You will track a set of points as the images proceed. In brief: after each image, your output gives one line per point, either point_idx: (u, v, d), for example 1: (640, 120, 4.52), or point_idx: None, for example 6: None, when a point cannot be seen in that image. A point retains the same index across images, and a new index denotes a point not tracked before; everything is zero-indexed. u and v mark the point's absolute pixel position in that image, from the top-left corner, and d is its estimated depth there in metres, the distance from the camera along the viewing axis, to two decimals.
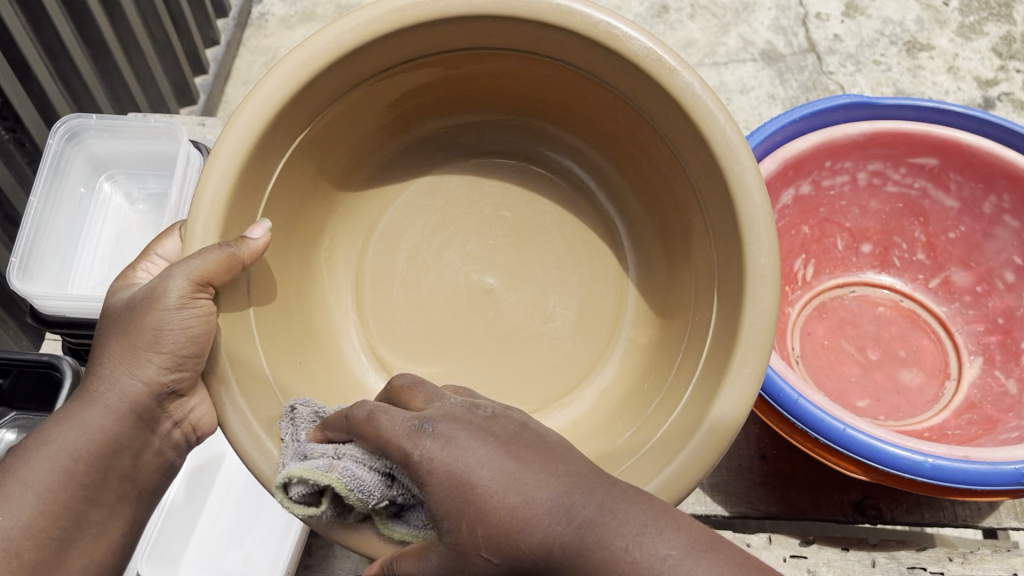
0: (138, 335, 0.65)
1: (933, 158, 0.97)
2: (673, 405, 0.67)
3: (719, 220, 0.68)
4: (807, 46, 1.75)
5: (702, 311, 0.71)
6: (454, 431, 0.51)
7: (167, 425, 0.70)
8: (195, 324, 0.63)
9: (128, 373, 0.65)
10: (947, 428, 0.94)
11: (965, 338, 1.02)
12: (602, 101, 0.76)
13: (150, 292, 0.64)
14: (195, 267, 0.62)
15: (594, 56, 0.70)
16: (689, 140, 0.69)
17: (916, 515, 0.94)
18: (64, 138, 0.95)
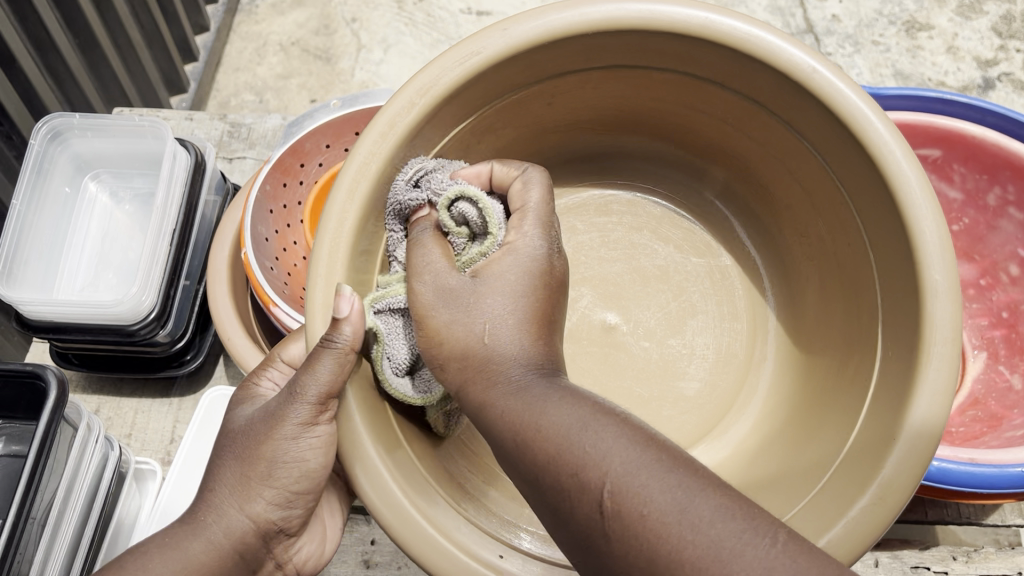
0: (263, 467, 0.56)
1: (936, 150, 0.94)
2: (846, 430, 0.59)
3: (894, 242, 0.58)
4: (804, 27, 1.73)
5: (863, 361, 0.61)
6: (526, 379, 0.51)
7: (269, 564, 0.61)
8: (312, 454, 0.57)
9: (243, 508, 0.57)
10: (951, 425, 0.92)
11: (968, 334, 1.00)
12: (761, 122, 0.67)
13: (267, 417, 0.57)
14: (318, 383, 0.55)
15: (735, 66, 0.63)
16: (852, 165, 0.61)
17: (920, 514, 0.92)
18: (47, 138, 0.93)
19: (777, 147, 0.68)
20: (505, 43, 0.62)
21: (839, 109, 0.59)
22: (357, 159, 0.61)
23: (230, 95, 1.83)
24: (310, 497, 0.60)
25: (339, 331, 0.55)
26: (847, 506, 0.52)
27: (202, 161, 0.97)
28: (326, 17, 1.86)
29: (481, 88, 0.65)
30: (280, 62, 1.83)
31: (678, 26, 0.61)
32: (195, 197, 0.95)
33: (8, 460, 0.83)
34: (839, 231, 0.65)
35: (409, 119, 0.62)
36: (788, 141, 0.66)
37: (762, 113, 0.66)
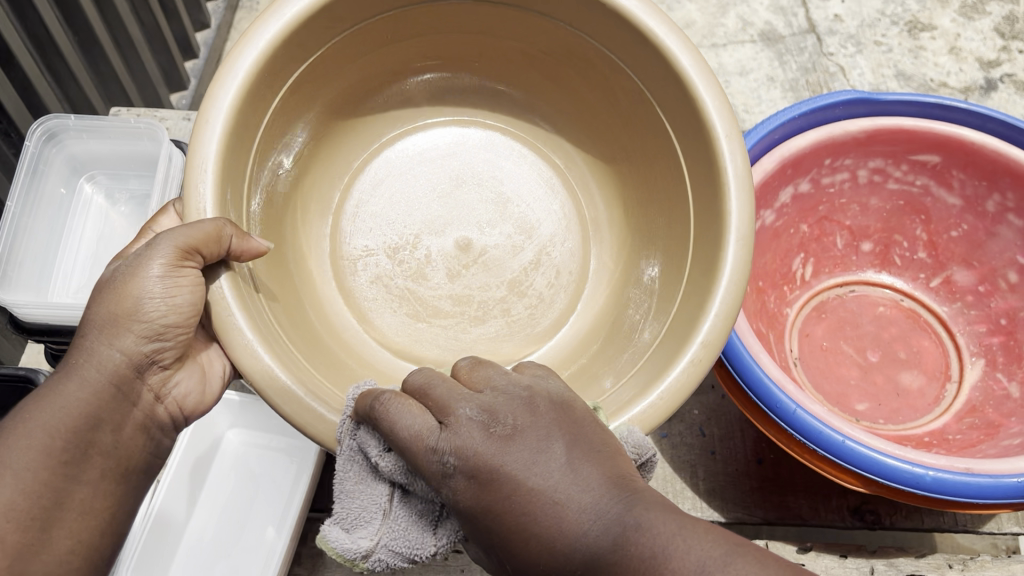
0: (133, 299, 0.62)
1: (935, 155, 0.94)
2: (670, 304, 0.70)
3: (692, 143, 0.70)
4: (807, 27, 1.72)
5: (671, 278, 0.72)
6: (481, 446, 0.47)
7: (149, 397, 0.66)
8: (180, 291, 0.62)
9: (112, 344, 0.63)
10: (948, 432, 0.92)
11: (967, 339, 1.01)
12: (590, 53, 0.77)
13: (134, 259, 0.63)
14: (188, 232, 0.59)
15: (576, 8, 0.73)
16: (665, 86, 0.71)
17: (915, 521, 0.93)
18: (42, 139, 0.93)
19: (599, 72, 0.79)
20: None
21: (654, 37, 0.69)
22: (221, 96, 0.64)
23: None
24: (182, 333, 0.65)
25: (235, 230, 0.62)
26: (678, 360, 0.62)
27: None
28: None
29: (371, 33, 0.77)
30: None
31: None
32: None
33: None
34: (652, 143, 0.77)
35: (266, 52, 0.66)
36: (608, 82, 0.79)
37: (588, 51, 0.77)
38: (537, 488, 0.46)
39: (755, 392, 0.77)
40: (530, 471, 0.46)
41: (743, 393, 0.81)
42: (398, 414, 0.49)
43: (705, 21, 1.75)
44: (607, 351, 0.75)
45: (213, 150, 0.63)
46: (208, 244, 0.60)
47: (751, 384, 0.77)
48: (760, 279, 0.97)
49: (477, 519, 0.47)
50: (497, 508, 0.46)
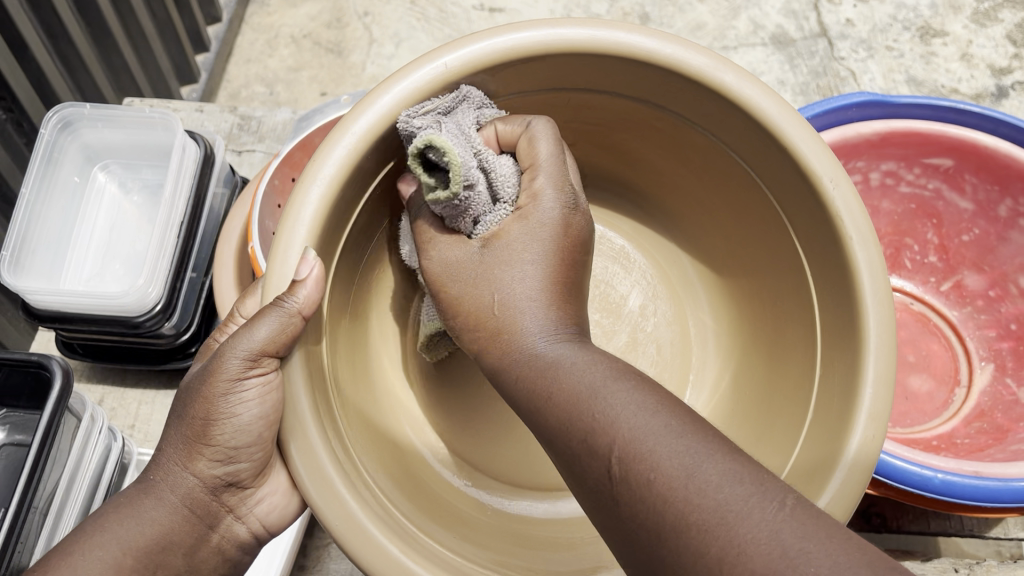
0: (203, 423, 0.57)
1: (948, 159, 0.94)
2: (801, 420, 0.62)
3: (812, 234, 0.62)
4: (818, 31, 1.72)
5: (834, 402, 0.58)
6: (603, 394, 0.47)
7: (226, 519, 0.62)
8: (265, 407, 0.57)
9: (189, 467, 0.59)
10: (956, 436, 0.92)
11: (976, 343, 1.00)
12: (669, 127, 0.69)
13: (204, 369, 0.58)
14: (253, 339, 0.55)
15: (631, 77, 0.65)
16: (761, 153, 0.64)
17: (922, 524, 0.92)
18: (57, 127, 0.93)
19: (678, 157, 0.72)
20: (410, 84, 0.61)
21: (737, 102, 0.62)
22: (303, 207, 0.58)
23: (241, 86, 1.83)
24: (256, 451, 0.60)
25: (294, 293, 0.55)
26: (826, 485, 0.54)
27: (211, 154, 0.97)
28: (338, 11, 1.86)
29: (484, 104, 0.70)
30: (292, 54, 1.83)
31: (580, 44, 0.62)
32: (204, 190, 0.95)
33: (10, 448, 0.83)
34: (757, 219, 0.68)
35: (340, 167, 0.59)
36: (700, 166, 0.71)
37: (683, 133, 0.69)
38: (599, 407, 0.46)
39: None
40: (593, 391, 0.47)
41: None
42: (531, 237, 0.57)
43: (716, 24, 1.76)
44: (750, 448, 0.66)
45: (304, 230, 0.58)
46: (277, 347, 0.55)
47: None
48: None
49: (531, 405, 0.50)
50: (570, 425, 0.47)
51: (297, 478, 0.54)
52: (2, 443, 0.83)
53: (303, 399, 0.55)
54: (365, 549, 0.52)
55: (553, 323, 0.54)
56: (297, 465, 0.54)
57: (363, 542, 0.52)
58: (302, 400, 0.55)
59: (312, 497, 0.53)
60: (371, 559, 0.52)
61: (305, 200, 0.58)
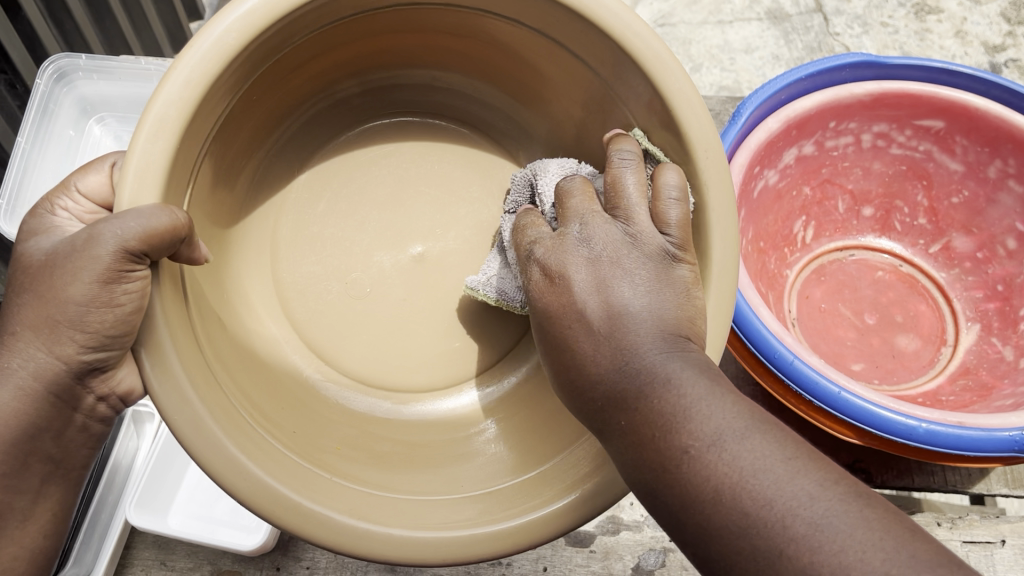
0: (68, 305, 0.56)
1: (939, 121, 0.95)
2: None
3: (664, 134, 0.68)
4: (814, 6, 1.76)
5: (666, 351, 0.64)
6: (712, 409, 0.49)
7: (89, 400, 0.63)
8: (127, 301, 0.56)
9: (48, 349, 0.58)
10: (941, 393, 0.93)
11: (963, 305, 1.02)
12: (547, 52, 0.74)
13: (60, 251, 0.56)
14: (136, 229, 0.54)
15: (553, 19, 0.68)
16: (651, 119, 0.68)
17: (906, 480, 0.94)
18: (52, 78, 0.93)
19: (568, 96, 0.77)
20: (238, 15, 0.61)
21: (650, 72, 0.65)
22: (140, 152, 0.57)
23: None
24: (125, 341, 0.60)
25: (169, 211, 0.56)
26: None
27: None
28: None
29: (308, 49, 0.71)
30: None
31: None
32: None
33: None
34: (582, 92, 0.76)
35: (177, 106, 0.58)
36: (583, 102, 0.76)
37: (584, 80, 0.73)
38: (722, 458, 0.47)
39: (752, 344, 0.78)
40: (713, 445, 0.47)
41: (740, 344, 0.83)
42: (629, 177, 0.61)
43: None
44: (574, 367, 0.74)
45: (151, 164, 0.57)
46: (153, 243, 0.55)
47: (749, 337, 0.78)
48: (762, 240, 0.99)
49: (655, 453, 0.49)
50: (684, 461, 0.47)
51: (154, 394, 0.54)
52: None
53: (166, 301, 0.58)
54: (240, 481, 0.55)
55: (651, 340, 0.53)
56: (151, 375, 0.54)
57: (224, 465, 0.55)
58: (169, 346, 0.56)
59: (168, 414, 0.55)
60: (223, 469, 0.55)
61: (146, 124, 0.57)
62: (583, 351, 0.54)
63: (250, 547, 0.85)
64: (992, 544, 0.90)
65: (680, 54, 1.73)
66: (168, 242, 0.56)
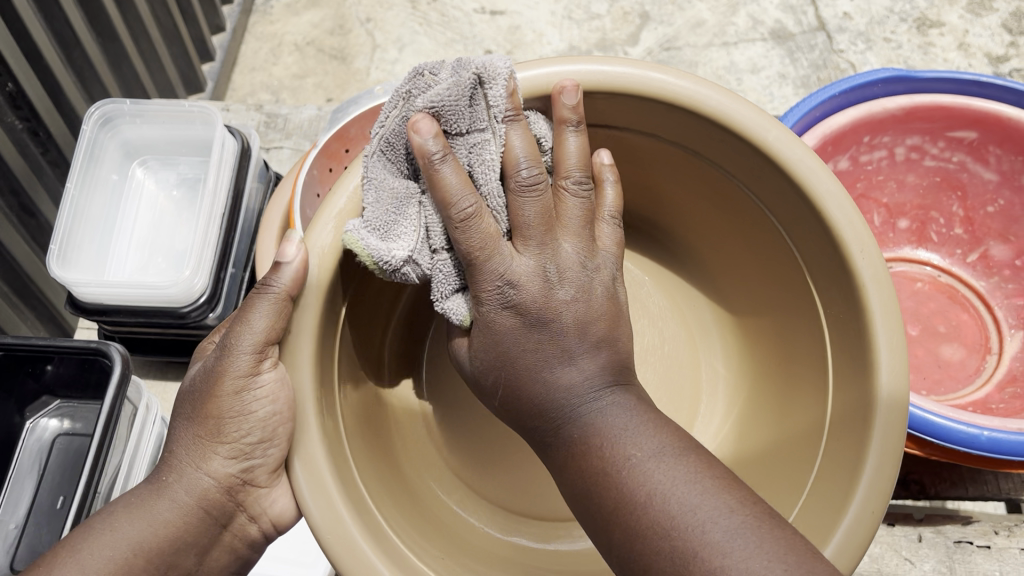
0: (215, 418, 0.60)
1: (972, 132, 0.96)
2: (822, 408, 0.64)
3: (801, 230, 0.65)
4: (816, 25, 1.81)
5: (846, 379, 0.62)
6: (624, 419, 0.53)
7: (241, 517, 0.64)
8: (262, 403, 0.59)
9: (201, 467, 0.61)
10: (991, 402, 0.93)
11: (1006, 313, 1.02)
12: (684, 162, 0.72)
13: (208, 371, 0.60)
14: (254, 330, 0.58)
15: (672, 122, 0.67)
16: (781, 195, 0.64)
17: (961, 489, 0.94)
18: (98, 123, 0.94)
19: (694, 194, 0.75)
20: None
21: (765, 146, 0.62)
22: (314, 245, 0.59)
23: (247, 94, 1.89)
24: (268, 449, 0.62)
25: (279, 275, 0.57)
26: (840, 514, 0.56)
27: (248, 147, 0.99)
28: (340, 18, 1.93)
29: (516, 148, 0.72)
30: (296, 62, 1.89)
31: (611, 79, 0.64)
32: (242, 183, 0.96)
33: (64, 438, 0.85)
34: (730, 209, 0.72)
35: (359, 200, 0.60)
36: (727, 208, 0.72)
37: (714, 179, 0.71)
38: (645, 477, 0.49)
39: None
40: (653, 457, 0.50)
41: None
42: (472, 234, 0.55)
43: (715, 20, 1.83)
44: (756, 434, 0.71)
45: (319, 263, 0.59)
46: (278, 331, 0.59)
47: None
48: None
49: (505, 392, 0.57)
50: (586, 461, 0.52)
51: (303, 502, 0.56)
52: (57, 433, 0.86)
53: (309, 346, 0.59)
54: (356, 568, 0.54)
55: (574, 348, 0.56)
56: (300, 481, 0.56)
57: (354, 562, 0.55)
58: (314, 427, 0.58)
59: (312, 514, 0.55)
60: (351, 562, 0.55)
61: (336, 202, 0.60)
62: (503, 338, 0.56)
63: None
64: None
65: None
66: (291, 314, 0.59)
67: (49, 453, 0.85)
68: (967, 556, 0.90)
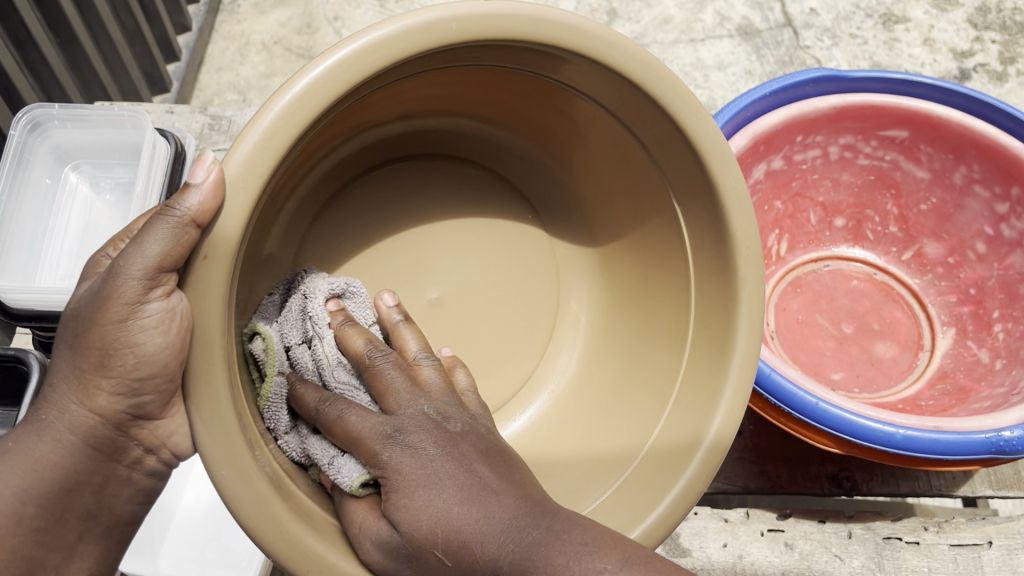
0: (99, 349, 0.59)
1: (904, 131, 0.96)
2: (658, 411, 0.70)
3: (700, 218, 0.67)
4: (783, 21, 1.81)
5: (699, 392, 0.66)
6: (419, 441, 0.56)
7: (135, 452, 0.67)
8: (157, 331, 0.58)
9: (82, 401, 0.61)
10: (921, 399, 0.94)
11: (938, 309, 1.03)
12: (602, 122, 0.73)
13: (95, 291, 0.59)
14: (146, 255, 0.55)
15: (621, 92, 0.66)
16: (681, 168, 0.67)
17: (892, 486, 0.95)
18: (26, 128, 0.94)
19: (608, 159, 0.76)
20: (323, 70, 0.56)
21: (704, 156, 0.64)
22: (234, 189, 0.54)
23: (213, 93, 1.88)
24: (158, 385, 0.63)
25: (184, 199, 0.53)
26: (665, 493, 0.62)
27: (182, 151, 0.98)
28: (307, 16, 1.92)
29: (402, 99, 0.73)
30: (262, 61, 1.89)
31: (557, 35, 0.61)
32: (175, 187, 0.96)
33: None
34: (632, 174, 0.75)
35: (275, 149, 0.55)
36: (634, 183, 0.75)
37: (636, 156, 0.72)
38: (501, 522, 0.52)
39: None
40: (512, 524, 0.52)
41: None
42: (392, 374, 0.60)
43: (682, 17, 1.83)
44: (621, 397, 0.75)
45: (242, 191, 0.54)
46: (172, 257, 0.56)
47: None
48: None
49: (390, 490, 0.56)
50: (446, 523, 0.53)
51: (195, 430, 0.53)
52: None
53: (222, 267, 0.54)
54: (278, 543, 0.53)
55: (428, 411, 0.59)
56: (203, 437, 0.53)
57: (275, 536, 0.54)
58: (219, 352, 0.54)
59: (229, 496, 0.53)
60: (277, 545, 0.54)
61: (245, 146, 0.54)
62: (414, 488, 0.54)
63: None
64: (979, 546, 0.90)
65: None
66: (197, 239, 0.55)
67: None
68: (896, 552, 0.90)
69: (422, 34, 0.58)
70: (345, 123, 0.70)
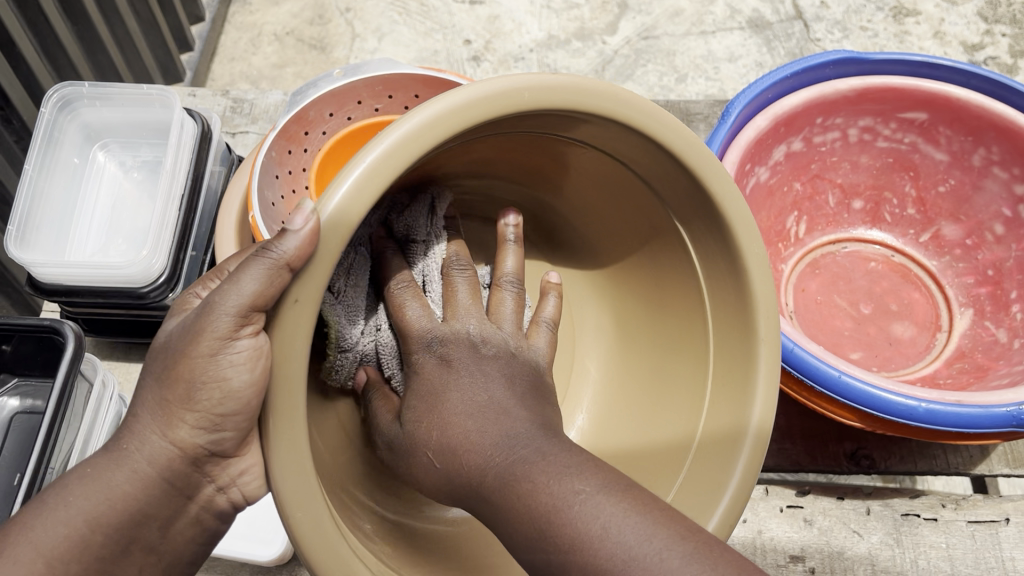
0: (188, 384, 0.59)
1: (922, 113, 0.97)
2: (696, 408, 0.71)
3: (711, 249, 0.70)
4: (793, 13, 1.82)
5: (725, 404, 0.68)
6: None
7: (208, 490, 0.65)
8: (245, 367, 0.58)
9: (167, 435, 0.60)
10: (939, 377, 0.96)
11: (956, 291, 1.04)
12: (602, 166, 0.74)
13: (185, 334, 0.58)
14: (242, 292, 0.55)
15: (650, 154, 0.67)
16: (673, 184, 0.69)
17: (909, 464, 0.96)
18: (57, 106, 0.95)
19: (592, 180, 0.77)
20: (414, 124, 0.55)
21: (715, 201, 0.66)
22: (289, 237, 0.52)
23: (226, 84, 1.89)
24: (239, 421, 0.62)
25: (281, 242, 0.52)
26: (721, 493, 0.64)
27: (208, 131, 1.00)
28: (320, 8, 1.94)
29: (455, 162, 0.75)
30: (276, 51, 1.90)
31: (555, 98, 0.60)
32: (202, 166, 0.97)
33: (23, 416, 0.86)
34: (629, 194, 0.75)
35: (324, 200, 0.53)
36: (630, 212, 0.76)
37: (627, 177, 0.73)
38: (707, 538, 0.50)
39: None
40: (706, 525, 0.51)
41: None
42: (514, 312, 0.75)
43: (694, 9, 1.84)
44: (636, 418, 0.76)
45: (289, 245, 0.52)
46: (265, 298, 0.55)
47: None
48: (757, 235, 1.01)
49: None
50: None
51: (270, 460, 0.53)
52: (16, 411, 0.86)
53: (309, 314, 0.54)
54: (320, 553, 0.54)
55: None
56: (274, 455, 0.53)
57: (331, 558, 0.55)
58: (299, 379, 0.54)
59: (288, 515, 0.54)
60: (325, 561, 0.54)
61: (343, 187, 0.53)
62: (439, 407, 0.61)
63: (267, 557, 0.88)
64: (996, 522, 0.91)
65: (665, 66, 1.79)
66: (288, 283, 0.54)
67: (7, 430, 0.85)
68: (914, 529, 0.91)
69: (496, 99, 0.58)
70: (373, 191, 0.73)
